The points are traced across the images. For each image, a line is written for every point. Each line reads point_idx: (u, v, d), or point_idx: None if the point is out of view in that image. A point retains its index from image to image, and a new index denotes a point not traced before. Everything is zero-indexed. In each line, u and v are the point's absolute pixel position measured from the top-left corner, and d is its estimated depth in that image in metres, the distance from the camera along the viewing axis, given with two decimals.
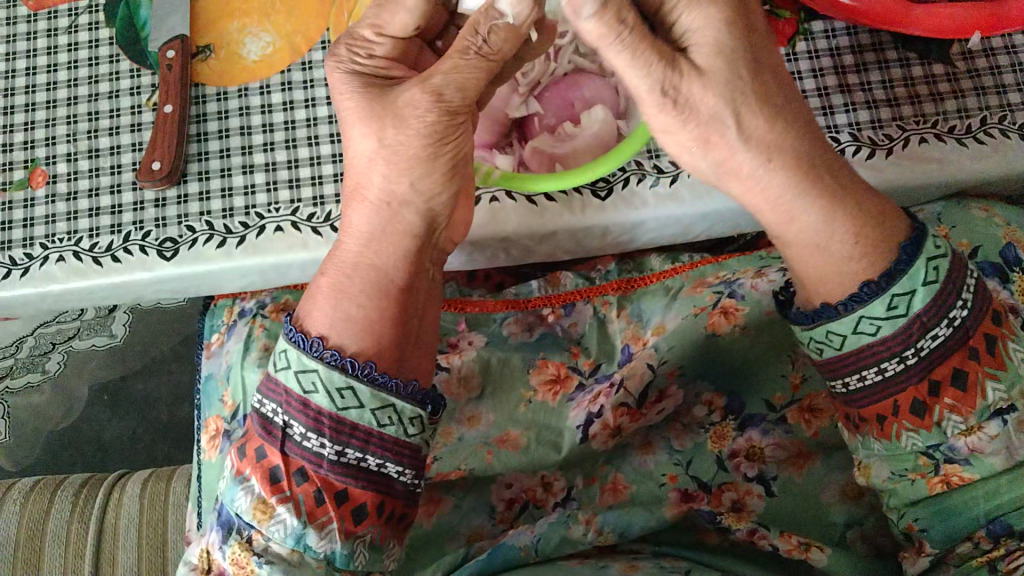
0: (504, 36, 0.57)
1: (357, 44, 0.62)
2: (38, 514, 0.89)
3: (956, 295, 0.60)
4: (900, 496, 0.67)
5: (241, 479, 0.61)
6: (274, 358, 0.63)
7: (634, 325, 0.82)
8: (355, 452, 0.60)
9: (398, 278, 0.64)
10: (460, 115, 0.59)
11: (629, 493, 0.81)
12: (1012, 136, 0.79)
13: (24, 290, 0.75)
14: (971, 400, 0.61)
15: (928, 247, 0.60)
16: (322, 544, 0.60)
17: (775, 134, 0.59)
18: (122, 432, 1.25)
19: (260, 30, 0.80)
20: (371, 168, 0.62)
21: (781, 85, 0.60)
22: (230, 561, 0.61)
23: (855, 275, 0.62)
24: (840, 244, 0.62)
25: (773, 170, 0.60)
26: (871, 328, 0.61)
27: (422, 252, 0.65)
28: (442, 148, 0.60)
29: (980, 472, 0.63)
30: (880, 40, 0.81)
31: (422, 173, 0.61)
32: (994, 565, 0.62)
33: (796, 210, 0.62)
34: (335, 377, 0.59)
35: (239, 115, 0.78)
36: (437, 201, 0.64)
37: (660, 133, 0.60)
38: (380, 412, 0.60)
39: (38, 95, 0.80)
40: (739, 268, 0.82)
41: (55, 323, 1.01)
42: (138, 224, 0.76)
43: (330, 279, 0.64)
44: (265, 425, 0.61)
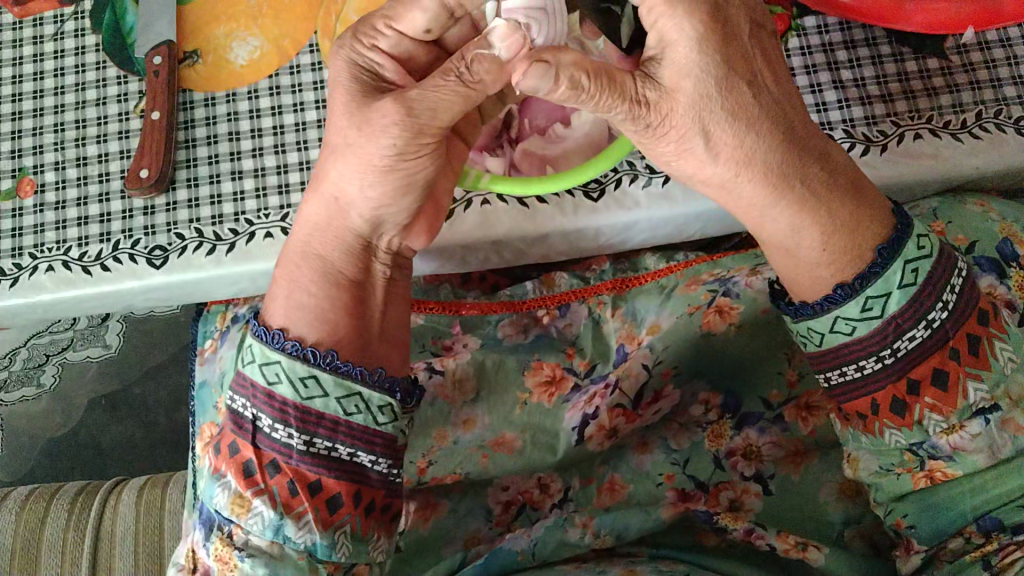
0: (488, 67, 0.54)
1: (365, 32, 0.60)
2: (34, 522, 0.89)
3: (935, 298, 0.60)
4: (885, 492, 0.67)
5: (218, 476, 0.61)
6: (242, 354, 0.63)
7: (629, 324, 0.80)
8: (323, 441, 0.60)
9: (349, 271, 0.65)
10: (425, 135, 0.57)
11: (627, 493, 0.81)
12: (1008, 130, 0.78)
13: (14, 301, 0.74)
14: (952, 400, 0.61)
15: (908, 249, 0.60)
16: (301, 534, 0.59)
17: (746, 147, 0.59)
18: (121, 436, 1.23)
19: (247, 34, 0.79)
20: (349, 175, 0.60)
21: (758, 94, 0.58)
22: (214, 559, 0.61)
23: (823, 280, 0.63)
24: (810, 250, 0.63)
25: (740, 182, 0.61)
26: (847, 328, 0.61)
27: (368, 250, 0.65)
28: (399, 163, 0.58)
29: (963, 469, 0.62)
30: (874, 34, 0.80)
31: (374, 181, 0.60)
32: (988, 560, 0.62)
33: (767, 217, 0.63)
34: (297, 367, 0.60)
35: (227, 121, 0.78)
36: (387, 211, 0.62)
37: (659, 139, 0.59)
38: (345, 400, 0.60)
39: (25, 103, 0.79)
40: (733, 266, 0.80)
41: (46, 334, 1.10)
42: (127, 232, 0.75)
43: (285, 273, 0.65)
44: (236, 420, 0.62)
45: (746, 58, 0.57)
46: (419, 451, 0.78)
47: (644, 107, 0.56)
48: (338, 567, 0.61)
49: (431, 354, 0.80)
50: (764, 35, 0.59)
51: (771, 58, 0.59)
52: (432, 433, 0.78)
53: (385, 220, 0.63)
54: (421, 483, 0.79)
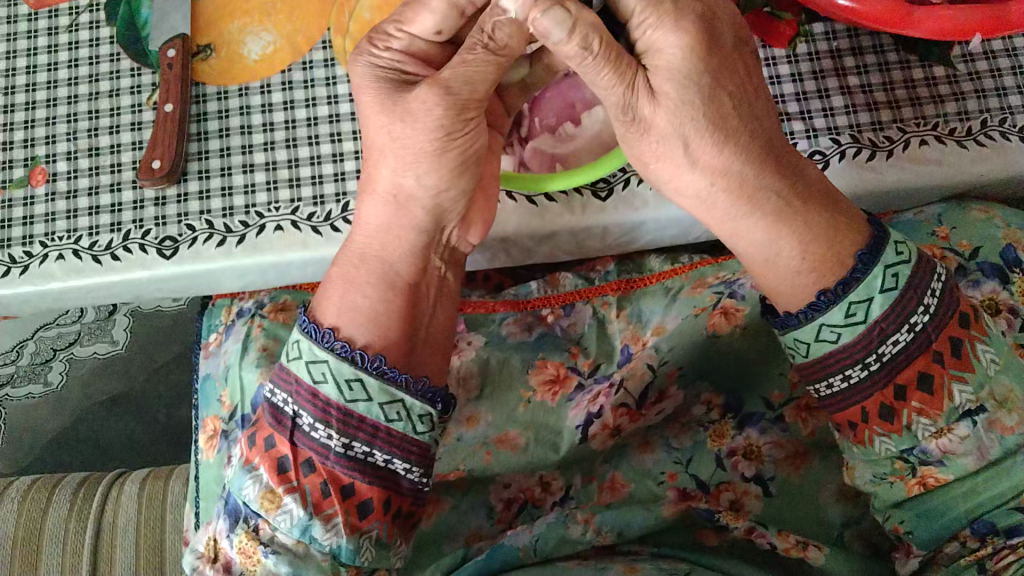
0: (509, 31, 0.55)
1: (379, 36, 0.61)
2: (36, 514, 0.88)
3: (918, 301, 0.60)
4: (882, 499, 0.67)
5: (250, 468, 0.61)
6: (287, 349, 0.63)
7: (633, 326, 0.81)
8: (362, 446, 0.59)
9: (405, 272, 0.64)
10: (469, 109, 0.59)
11: (627, 491, 0.81)
12: (1012, 138, 0.78)
13: (24, 288, 0.75)
14: (938, 402, 0.61)
15: (886, 255, 0.61)
16: (328, 537, 0.60)
17: (723, 158, 0.60)
18: (120, 432, 1.22)
19: (261, 29, 0.80)
20: (402, 169, 0.61)
21: (738, 104, 0.59)
22: (237, 551, 0.61)
23: (802, 290, 0.63)
24: (788, 260, 0.63)
25: (715, 193, 0.62)
26: (831, 336, 0.61)
27: (432, 245, 0.65)
28: (450, 142, 0.60)
29: (954, 473, 0.63)
30: (881, 41, 0.81)
31: (427, 169, 0.61)
32: (982, 565, 0.64)
33: (744, 227, 0.63)
34: (345, 368, 0.60)
35: (240, 115, 0.78)
36: (446, 197, 0.63)
37: (642, 136, 0.60)
38: (388, 407, 0.60)
39: (38, 94, 0.80)
40: (739, 268, 0.81)
41: (55, 326, 1.22)
42: (139, 222, 0.76)
43: (340, 272, 0.64)
44: (275, 414, 0.62)
45: (731, 66, 0.58)
46: None
47: (635, 94, 0.57)
48: (359, 571, 0.62)
49: None
50: (748, 48, 0.60)
51: (752, 70, 0.61)
52: None
53: (439, 212, 0.64)
54: None
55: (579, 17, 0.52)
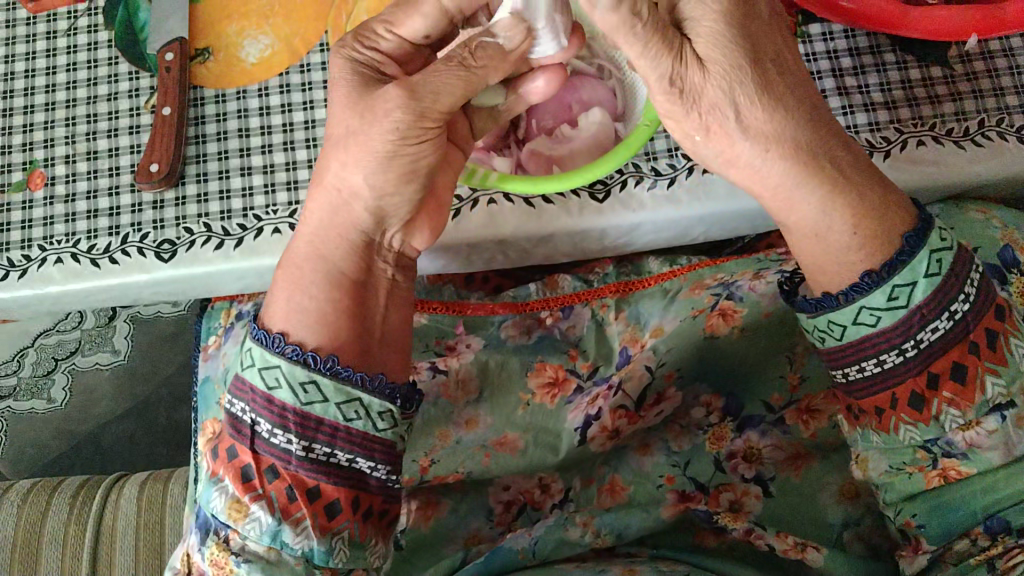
0: (489, 53, 0.58)
1: (365, 35, 0.62)
2: (35, 516, 0.88)
3: (959, 289, 0.60)
4: (896, 491, 0.66)
5: (215, 480, 0.62)
6: (242, 358, 0.63)
7: (632, 327, 0.81)
8: (322, 447, 0.60)
9: (351, 270, 0.64)
10: (428, 119, 0.58)
11: (627, 494, 0.80)
12: (1010, 139, 0.79)
13: (22, 292, 0.75)
14: (970, 394, 0.61)
15: (932, 240, 0.61)
16: (299, 540, 0.60)
17: (777, 123, 0.60)
18: (121, 434, 1.23)
19: (259, 33, 0.80)
20: (351, 167, 0.61)
21: (784, 73, 0.60)
22: (209, 563, 0.62)
23: (852, 266, 0.63)
24: (839, 234, 0.63)
25: (769, 160, 0.61)
26: (871, 319, 0.61)
27: (371, 247, 0.65)
28: (404, 147, 0.59)
29: (977, 467, 0.63)
30: (878, 41, 0.81)
31: (376, 168, 0.60)
32: (992, 563, 0.62)
33: (798, 198, 0.63)
34: (298, 371, 0.60)
35: (238, 118, 0.79)
36: (389, 200, 0.63)
37: (695, 107, 0.59)
38: (345, 406, 0.60)
39: (37, 97, 0.80)
40: (737, 270, 0.81)
41: (56, 334, 1.23)
42: (136, 225, 0.76)
43: (287, 273, 0.65)
44: (235, 425, 0.62)
45: (771, 35, 0.59)
46: (421, 450, 0.78)
47: (686, 67, 0.58)
48: (334, 572, 0.61)
49: (434, 354, 0.80)
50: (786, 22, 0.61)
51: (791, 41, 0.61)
52: (433, 432, 0.78)
53: (381, 214, 0.64)
54: (423, 481, 0.79)
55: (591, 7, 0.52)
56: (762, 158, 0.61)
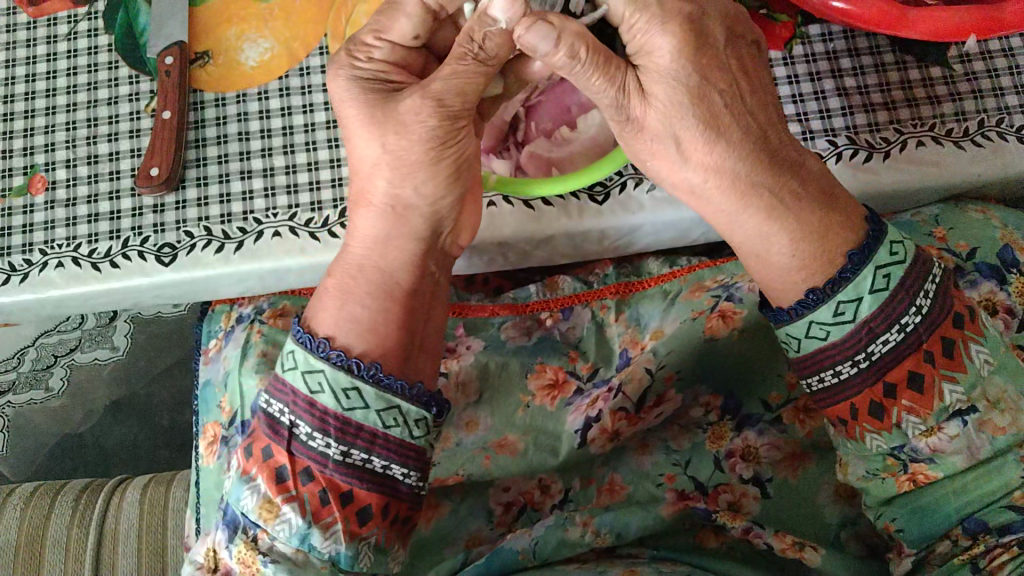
0: (499, 41, 0.56)
1: (358, 48, 0.62)
2: (37, 520, 0.89)
3: (909, 302, 0.60)
4: (873, 496, 0.66)
5: (248, 478, 0.61)
6: (282, 358, 0.63)
7: (632, 329, 0.81)
8: (359, 453, 0.60)
9: (405, 282, 0.64)
10: (462, 118, 0.60)
11: (626, 493, 0.80)
12: (1009, 139, 0.78)
13: (24, 295, 0.75)
14: (928, 402, 0.61)
15: (881, 255, 0.60)
16: (327, 545, 0.60)
17: (715, 155, 0.60)
18: (124, 437, 1.23)
19: (258, 36, 0.81)
20: (381, 172, 0.62)
21: (727, 102, 0.59)
22: (237, 561, 0.61)
23: (792, 286, 0.63)
24: (780, 256, 0.63)
25: (709, 188, 0.62)
26: (821, 333, 0.61)
27: (428, 256, 0.65)
28: (444, 151, 0.60)
29: (944, 471, 0.62)
30: (877, 43, 0.81)
31: (423, 177, 0.61)
32: (976, 563, 0.61)
33: (737, 224, 0.63)
34: (340, 377, 0.59)
35: (237, 121, 0.79)
36: (442, 205, 0.64)
37: (637, 134, 0.61)
38: (385, 413, 0.60)
39: (37, 102, 0.80)
40: (738, 271, 0.81)
41: (56, 333, 1.21)
42: (137, 229, 0.76)
43: (337, 282, 0.64)
44: (271, 424, 0.61)
45: (722, 65, 0.59)
46: None
47: (627, 96, 0.58)
48: None
49: None
50: (743, 43, 0.61)
51: (747, 67, 0.61)
52: (435, 435, 0.78)
53: (436, 220, 0.64)
54: None
55: (563, 29, 0.54)
56: (724, 197, 0.62)
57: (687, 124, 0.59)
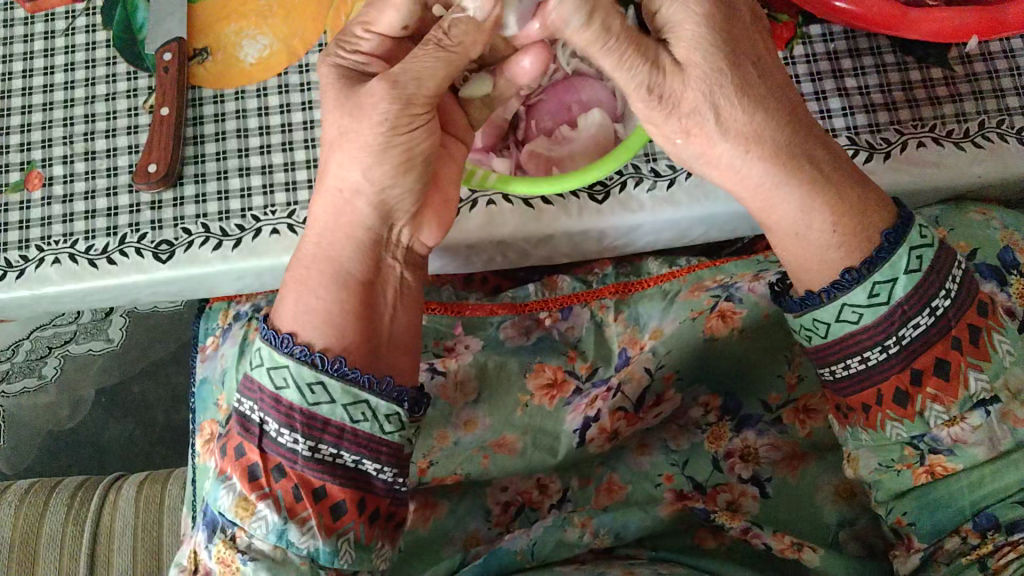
0: (466, 29, 0.58)
1: (347, 39, 0.62)
2: (32, 518, 0.88)
3: (939, 285, 0.60)
4: (885, 489, 0.66)
5: (225, 478, 0.62)
6: (252, 356, 0.63)
7: (632, 328, 0.81)
8: (329, 448, 0.59)
9: (359, 270, 0.64)
10: (415, 106, 0.58)
11: (624, 493, 0.80)
12: (1010, 140, 0.78)
13: (20, 292, 0.74)
14: (954, 390, 0.61)
15: (913, 237, 0.61)
16: (304, 540, 0.59)
17: (756, 123, 0.60)
18: (119, 434, 1.23)
19: (257, 33, 0.80)
20: (349, 165, 0.61)
21: (762, 72, 0.59)
22: (216, 560, 0.61)
23: (832, 264, 0.62)
24: (819, 233, 0.62)
25: (751, 160, 0.61)
26: (853, 316, 0.61)
27: (381, 245, 0.65)
28: (395, 138, 0.59)
29: (963, 462, 0.62)
30: (878, 43, 0.81)
31: (372, 162, 0.60)
32: (984, 562, 0.61)
33: (777, 197, 0.62)
34: (305, 372, 0.59)
35: (236, 118, 0.78)
36: (392, 193, 0.62)
37: (656, 113, 0.59)
38: (352, 408, 0.59)
39: (35, 97, 0.80)
40: (737, 271, 0.81)
41: (51, 327, 1.16)
42: (134, 226, 0.76)
43: (294, 275, 0.64)
44: (243, 423, 0.62)
45: (750, 39, 0.59)
46: (420, 451, 0.78)
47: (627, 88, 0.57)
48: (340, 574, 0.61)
49: (433, 355, 0.80)
50: (765, 24, 0.61)
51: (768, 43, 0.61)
52: (433, 434, 0.78)
53: (387, 209, 0.63)
54: (421, 483, 0.78)
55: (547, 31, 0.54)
56: (766, 168, 0.61)
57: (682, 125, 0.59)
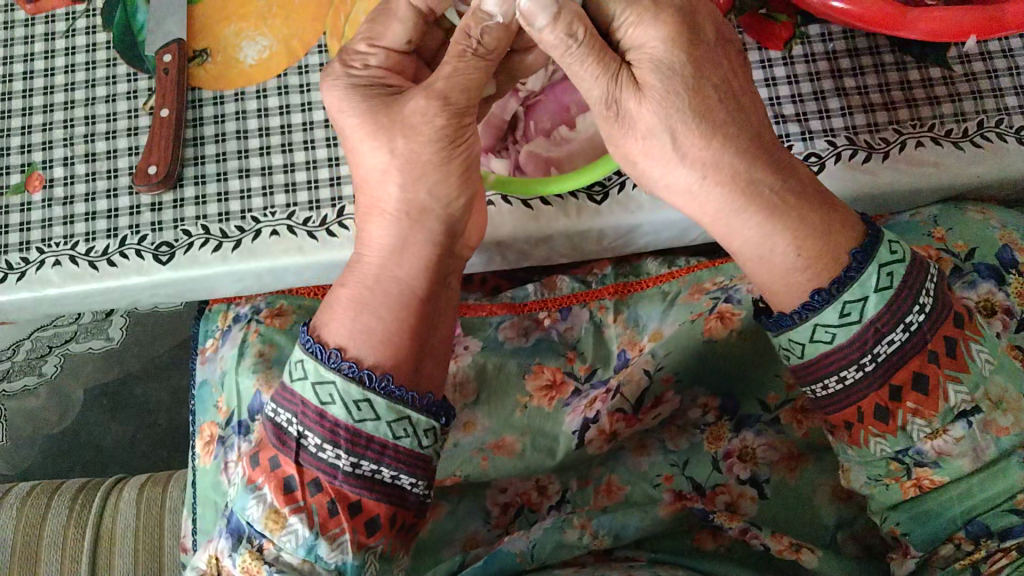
0: (497, 36, 0.58)
1: (352, 56, 0.63)
2: (34, 519, 0.88)
3: (911, 302, 0.59)
4: (879, 501, 0.66)
5: (254, 487, 0.61)
6: (291, 368, 0.62)
7: (631, 330, 0.81)
8: (369, 464, 0.59)
9: (420, 289, 0.63)
10: (468, 117, 0.60)
11: (623, 494, 0.80)
12: (1009, 139, 0.78)
13: (20, 294, 0.75)
14: (934, 403, 0.60)
15: (881, 254, 0.60)
16: (334, 555, 0.59)
17: (713, 152, 0.59)
18: (122, 435, 1.24)
19: (257, 34, 0.80)
20: (372, 177, 0.62)
21: (724, 99, 0.59)
22: (241, 569, 0.61)
23: (799, 287, 0.62)
24: (783, 256, 0.62)
25: (709, 187, 0.61)
26: (826, 336, 0.61)
27: (440, 265, 0.64)
28: (453, 152, 0.60)
29: (949, 474, 0.62)
30: (876, 43, 0.81)
31: (438, 179, 0.61)
32: (977, 567, 0.62)
33: (738, 223, 0.62)
34: (352, 388, 0.59)
35: (236, 119, 0.79)
36: (456, 207, 0.63)
37: (629, 134, 0.60)
38: (395, 424, 0.59)
39: (35, 99, 0.80)
40: (737, 273, 0.81)
41: (51, 327, 1.08)
42: (135, 228, 0.76)
43: (350, 294, 0.63)
44: (279, 434, 0.61)
45: (715, 63, 0.59)
46: None
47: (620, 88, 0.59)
48: None
49: None
50: (731, 47, 0.61)
51: (737, 66, 0.61)
52: None
53: (452, 224, 0.64)
54: None
55: (564, 5, 0.55)
56: (725, 193, 0.61)
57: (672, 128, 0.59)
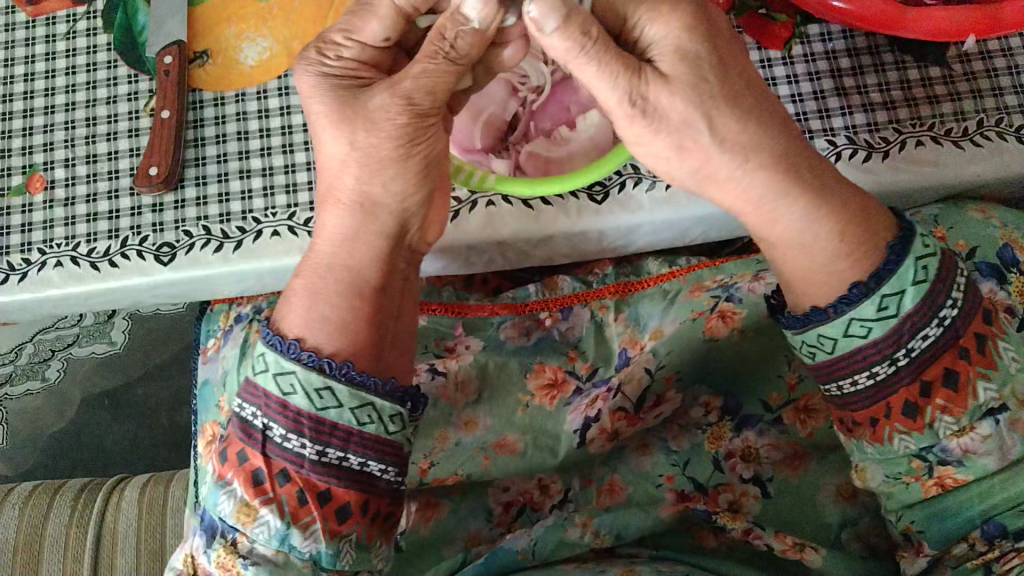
0: (470, 41, 0.57)
1: (328, 45, 0.62)
2: (36, 518, 0.89)
3: (947, 294, 0.60)
4: (897, 500, 0.66)
5: (224, 483, 0.61)
6: (253, 363, 0.63)
7: (632, 328, 0.80)
8: (335, 451, 0.59)
9: (372, 279, 0.64)
10: (432, 116, 0.60)
11: (626, 494, 0.80)
12: (1010, 139, 0.78)
13: (23, 295, 0.75)
14: (963, 400, 0.60)
15: (918, 247, 0.60)
16: (307, 543, 0.59)
17: (754, 135, 0.60)
18: (123, 437, 1.24)
19: (257, 36, 0.80)
20: (361, 176, 0.62)
21: (752, 86, 0.60)
22: (215, 565, 0.61)
23: (838, 275, 0.62)
24: (824, 244, 0.62)
25: (750, 171, 0.61)
26: (863, 330, 0.60)
27: (393, 252, 0.65)
28: (413, 148, 0.61)
29: (973, 473, 0.63)
30: (877, 42, 0.81)
31: (397, 173, 0.61)
32: (990, 566, 0.62)
33: (781, 211, 0.62)
34: (313, 377, 0.59)
35: (236, 120, 0.79)
36: (412, 201, 0.64)
37: (650, 130, 0.59)
38: (359, 411, 0.59)
39: (36, 101, 0.80)
40: (737, 270, 0.80)
41: (54, 330, 1.10)
42: (136, 229, 0.76)
43: (305, 284, 0.64)
44: (245, 428, 0.61)
45: (736, 55, 0.60)
46: (422, 451, 0.78)
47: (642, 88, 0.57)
48: None
49: (434, 356, 0.80)
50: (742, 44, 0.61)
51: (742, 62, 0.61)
52: (433, 434, 0.79)
53: (404, 219, 0.65)
54: (422, 483, 0.79)
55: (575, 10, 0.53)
56: (753, 175, 0.61)
57: (674, 135, 0.59)
